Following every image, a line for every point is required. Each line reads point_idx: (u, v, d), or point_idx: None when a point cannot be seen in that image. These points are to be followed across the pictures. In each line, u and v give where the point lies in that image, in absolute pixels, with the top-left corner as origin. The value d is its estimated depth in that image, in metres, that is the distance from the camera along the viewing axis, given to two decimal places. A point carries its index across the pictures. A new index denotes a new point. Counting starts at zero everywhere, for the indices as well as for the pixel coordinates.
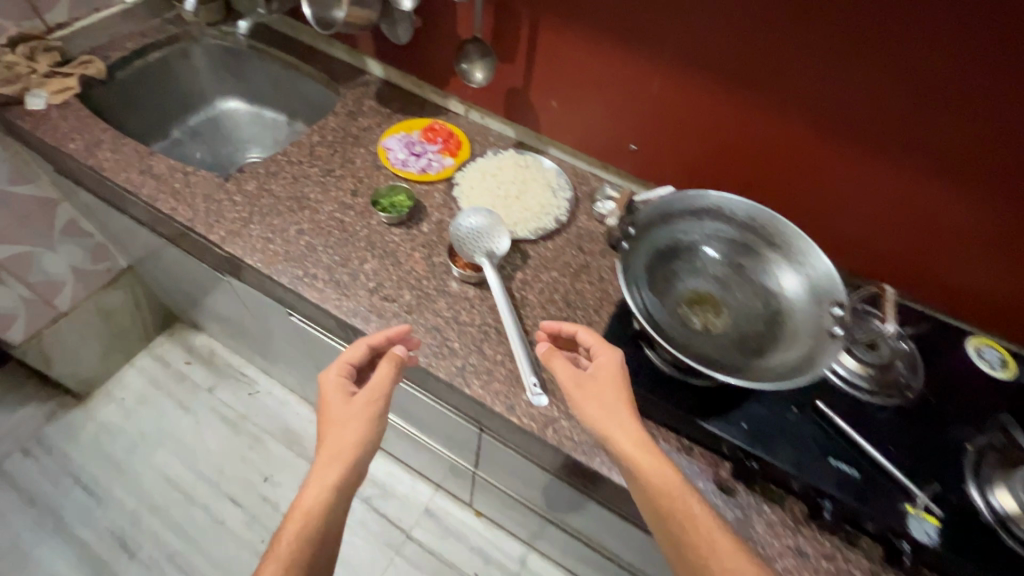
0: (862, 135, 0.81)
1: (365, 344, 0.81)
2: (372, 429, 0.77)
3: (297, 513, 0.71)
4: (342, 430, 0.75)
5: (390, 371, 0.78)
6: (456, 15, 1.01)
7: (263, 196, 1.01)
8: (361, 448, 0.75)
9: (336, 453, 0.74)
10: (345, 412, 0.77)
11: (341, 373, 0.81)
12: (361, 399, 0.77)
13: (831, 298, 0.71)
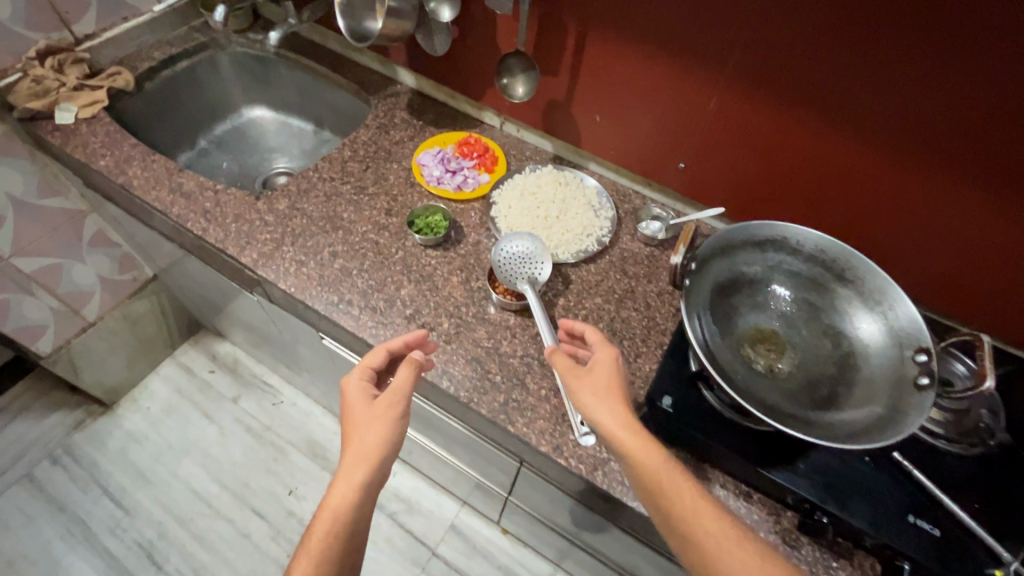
0: (944, 163, 0.74)
1: (385, 348, 0.78)
2: (394, 431, 0.72)
3: (319, 520, 0.66)
4: (363, 431, 0.71)
5: (410, 371, 0.75)
6: (496, 26, 0.96)
7: (295, 215, 0.98)
8: (384, 451, 0.70)
9: (357, 456, 0.69)
10: (364, 414, 0.72)
11: (361, 375, 0.77)
12: (383, 401, 0.73)
13: (914, 343, 0.65)
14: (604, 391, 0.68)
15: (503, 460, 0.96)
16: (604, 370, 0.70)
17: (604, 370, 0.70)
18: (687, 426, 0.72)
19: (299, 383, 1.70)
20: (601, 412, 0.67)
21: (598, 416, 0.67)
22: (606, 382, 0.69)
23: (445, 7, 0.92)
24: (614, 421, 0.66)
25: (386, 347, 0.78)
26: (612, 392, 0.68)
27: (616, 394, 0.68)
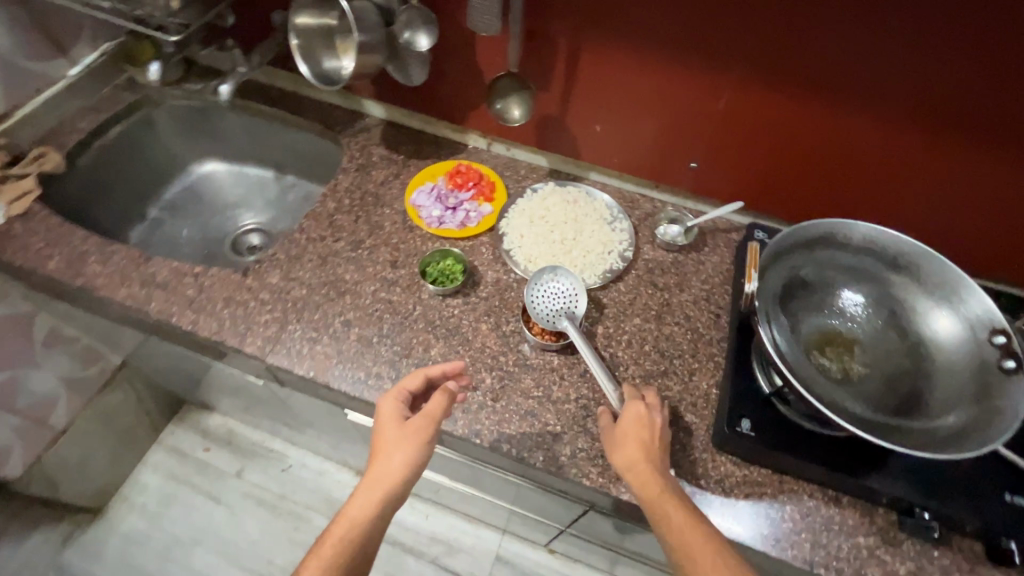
0: (973, 134, 0.73)
1: (423, 373, 0.72)
2: (419, 459, 0.67)
3: (332, 534, 0.64)
4: (386, 455, 0.66)
5: (444, 402, 0.69)
6: (476, 45, 0.89)
7: (293, 286, 0.89)
8: (407, 477, 0.66)
9: (377, 478, 0.65)
10: (390, 437, 0.67)
11: (395, 398, 0.71)
12: (412, 425, 0.68)
13: (988, 326, 0.64)
14: (627, 443, 0.69)
15: (566, 503, 0.91)
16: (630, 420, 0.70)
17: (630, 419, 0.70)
18: (773, 447, 0.69)
19: (305, 443, 1.58)
20: (623, 460, 0.68)
21: (621, 465, 0.68)
22: (630, 434, 0.69)
23: (423, 34, 0.85)
24: (635, 469, 0.66)
25: (424, 372, 0.73)
26: (637, 442, 0.68)
27: (639, 445, 0.68)
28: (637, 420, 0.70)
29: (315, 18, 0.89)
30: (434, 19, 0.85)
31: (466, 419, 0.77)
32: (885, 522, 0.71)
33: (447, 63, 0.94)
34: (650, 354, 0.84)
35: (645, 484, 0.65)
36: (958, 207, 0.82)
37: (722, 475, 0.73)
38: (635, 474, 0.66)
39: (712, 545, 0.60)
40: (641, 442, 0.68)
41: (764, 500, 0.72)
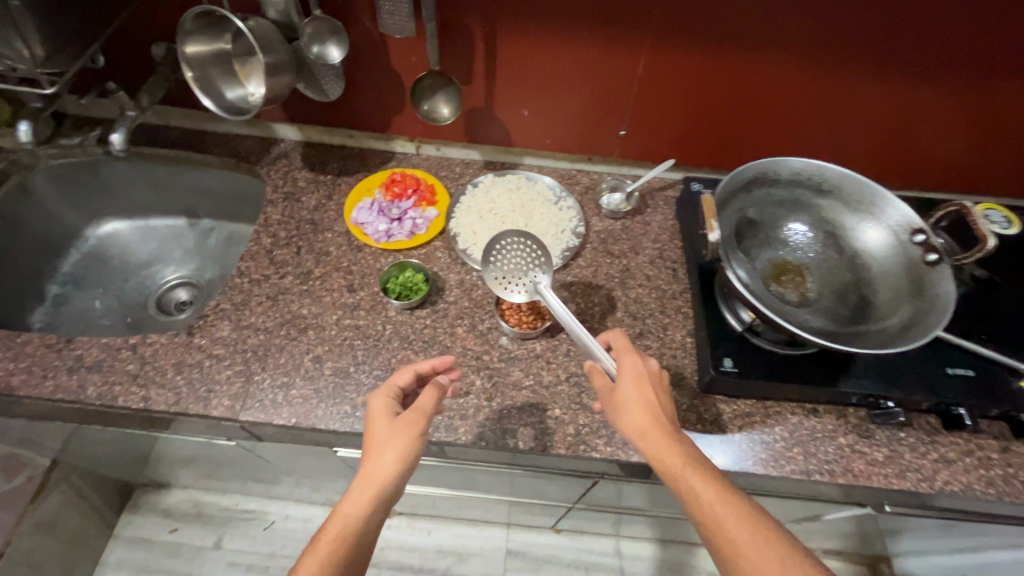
0: (859, 63, 0.81)
1: (413, 368, 0.71)
2: (413, 454, 0.63)
3: (321, 541, 0.58)
4: (376, 454, 0.62)
5: (435, 394, 0.67)
6: (388, 49, 0.86)
7: (248, 334, 0.83)
8: (400, 476, 0.62)
9: (366, 478, 0.61)
10: (378, 436, 0.64)
11: (385, 394, 0.69)
12: (401, 420, 0.65)
13: (909, 228, 0.72)
14: (630, 406, 0.65)
15: (574, 481, 0.93)
16: (629, 382, 0.66)
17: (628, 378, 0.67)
18: (756, 378, 0.74)
19: (284, 493, 1.50)
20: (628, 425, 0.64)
21: (630, 429, 0.64)
22: (631, 397, 0.65)
23: (332, 46, 0.81)
24: (641, 431, 0.63)
25: (414, 367, 0.72)
26: (639, 402, 0.65)
27: (647, 408, 0.64)
28: (638, 377, 0.67)
29: (204, 44, 0.81)
30: (342, 27, 0.80)
31: (467, 425, 0.76)
32: (858, 419, 0.79)
33: (360, 72, 0.91)
34: (623, 319, 0.87)
35: (655, 445, 0.62)
36: (854, 127, 0.92)
37: (714, 414, 0.78)
38: (642, 436, 0.63)
39: (731, 499, 0.58)
40: (649, 404, 0.64)
41: (756, 428, 0.77)
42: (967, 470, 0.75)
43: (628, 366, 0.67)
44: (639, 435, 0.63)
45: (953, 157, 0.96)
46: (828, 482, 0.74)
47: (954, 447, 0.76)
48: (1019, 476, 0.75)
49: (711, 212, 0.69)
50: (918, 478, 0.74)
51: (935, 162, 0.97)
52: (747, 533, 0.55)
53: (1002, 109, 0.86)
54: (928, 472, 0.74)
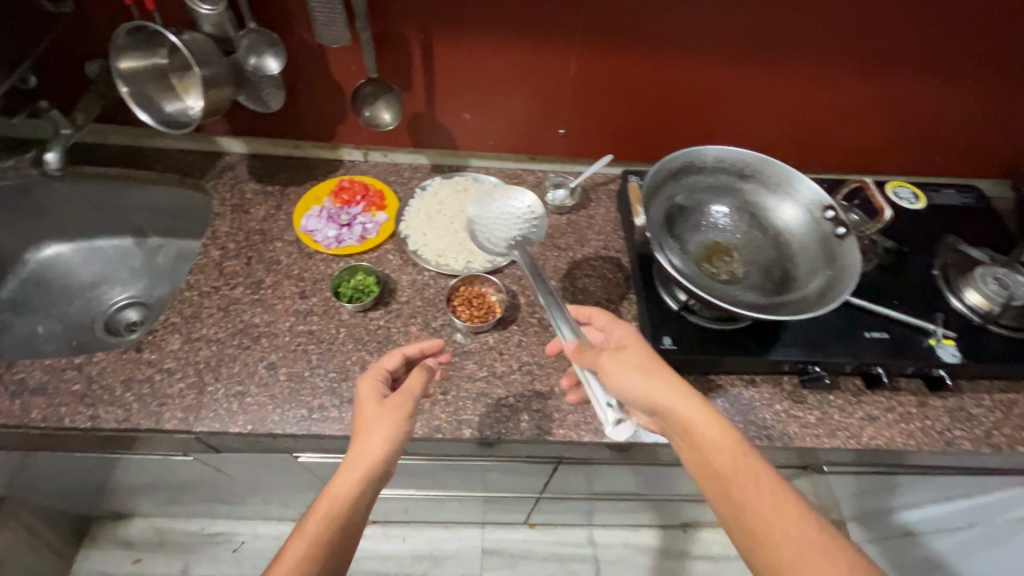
0: (767, 55, 0.89)
1: (400, 351, 0.74)
2: (401, 434, 0.65)
3: (312, 519, 0.60)
4: (366, 434, 0.64)
5: (423, 377, 0.70)
6: (327, 58, 0.88)
7: (199, 346, 0.83)
8: (388, 455, 0.64)
9: (355, 458, 0.62)
10: (368, 416, 0.66)
11: (373, 376, 0.71)
12: (390, 402, 0.67)
13: (820, 205, 0.79)
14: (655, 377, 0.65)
15: (536, 468, 0.96)
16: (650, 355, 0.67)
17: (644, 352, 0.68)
18: (694, 353, 0.79)
19: (252, 512, 1.47)
20: (652, 395, 0.63)
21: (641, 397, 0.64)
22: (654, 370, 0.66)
23: (270, 57, 0.82)
24: (667, 401, 0.63)
25: (402, 351, 0.74)
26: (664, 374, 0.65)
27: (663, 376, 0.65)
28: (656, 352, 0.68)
29: (140, 61, 0.82)
30: (278, 39, 0.81)
31: (423, 419, 0.78)
32: (792, 386, 0.84)
33: (301, 82, 0.92)
34: (572, 308, 0.91)
35: (685, 415, 0.63)
36: (772, 116, 0.99)
37: None
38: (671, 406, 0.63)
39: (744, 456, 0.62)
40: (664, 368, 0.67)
41: None
42: (890, 425, 0.81)
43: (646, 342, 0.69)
44: (665, 406, 0.63)
45: (862, 140, 1.04)
46: (767, 446, 0.79)
47: (877, 405, 0.83)
48: (935, 426, 0.81)
49: (637, 199, 0.74)
50: (847, 435, 0.80)
51: (847, 146, 1.05)
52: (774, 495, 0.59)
53: (896, 92, 0.95)
54: (855, 429, 0.80)
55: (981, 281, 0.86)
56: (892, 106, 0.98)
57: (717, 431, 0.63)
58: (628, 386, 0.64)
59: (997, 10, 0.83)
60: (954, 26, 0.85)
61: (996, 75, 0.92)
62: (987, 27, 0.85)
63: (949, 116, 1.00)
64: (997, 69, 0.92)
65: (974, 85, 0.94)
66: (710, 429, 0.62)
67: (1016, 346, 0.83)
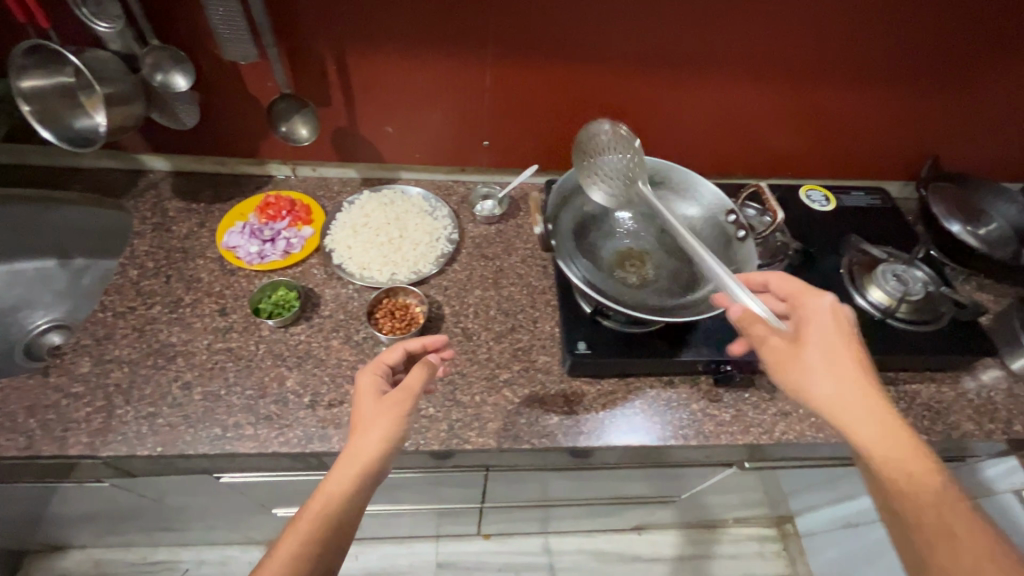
0: (672, 66, 0.93)
1: (402, 346, 0.72)
2: (400, 431, 0.63)
3: (303, 520, 0.56)
4: (363, 430, 0.62)
5: (423, 373, 0.68)
6: (242, 75, 0.88)
7: (110, 368, 0.81)
8: (386, 453, 0.61)
9: (352, 454, 0.60)
10: (366, 411, 0.64)
11: (373, 371, 0.70)
12: (390, 396, 0.65)
13: (723, 209, 0.82)
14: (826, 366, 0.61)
15: (469, 478, 0.96)
16: (828, 340, 0.63)
17: (821, 334, 0.63)
18: (608, 356, 0.80)
19: (197, 538, 1.42)
20: (822, 385, 0.60)
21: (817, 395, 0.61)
22: (828, 357, 0.62)
23: (177, 74, 0.83)
24: (841, 391, 0.60)
25: (403, 345, 0.73)
26: (843, 361, 0.62)
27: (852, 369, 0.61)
28: (841, 335, 0.63)
29: (44, 78, 0.80)
30: (186, 57, 0.82)
31: (341, 433, 0.77)
32: (708, 386, 0.87)
33: (219, 99, 0.92)
34: (496, 316, 0.92)
35: (860, 414, 0.59)
36: (686, 124, 1.03)
37: (580, 395, 0.84)
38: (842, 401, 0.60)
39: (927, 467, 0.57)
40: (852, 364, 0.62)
41: (618, 404, 0.84)
42: (800, 419, 0.84)
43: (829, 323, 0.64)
44: (839, 399, 0.60)
45: (775, 146, 1.09)
46: (682, 445, 0.81)
47: (789, 400, 0.86)
48: None
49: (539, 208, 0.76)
50: (760, 432, 0.83)
51: (762, 151, 1.10)
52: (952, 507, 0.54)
53: (801, 99, 1.00)
54: (767, 425, 0.83)
55: (882, 278, 0.90)
56: (798, 112, 1.03)
57: (891, 435, 0.58)
58: (813, 379, 0.61)
59: (883, 21, 0.88)
60: (845, 36, 0.90)
61: (892, 82, 0.98)
62: (876, 37, 0.91)
63: (854, 121, 1.05)
64: (891, 76, 0.97)
65: (870, 93, 1.00)
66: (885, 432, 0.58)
67: (914, 338, 0.87)
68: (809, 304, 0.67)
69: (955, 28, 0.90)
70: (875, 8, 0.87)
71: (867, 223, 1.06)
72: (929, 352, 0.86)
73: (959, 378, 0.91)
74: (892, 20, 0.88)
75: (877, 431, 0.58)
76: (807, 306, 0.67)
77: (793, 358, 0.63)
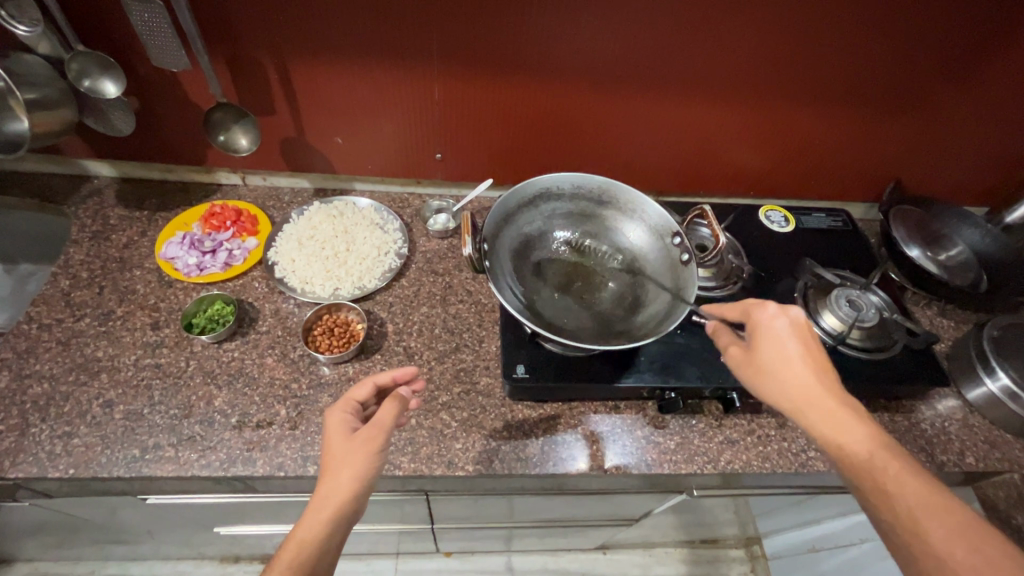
0: (625, 82, 0.91)
1: (371, 379, 0.68)
2: (371, 471, 0.59)
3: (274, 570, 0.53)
4: (335, 471, 0.58)
5: (396, 407, 0.63)
6: (181, 82, 0.86)
7: (30, 383, 0.77)
8: (361, 493, 0.58)
9: (322, 498, 0.56)
10: (337, 450, 0.60)
11: (342, 408, 0.65)
12: (361, 434, 0.60)
13: (670, 231, 0.81)
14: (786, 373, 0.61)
15: (411, 501, 0.93)
16: (777, 347, 0.62)
17: (773, 341, 0.63)
18: (547, 380, 0.78)
19: (148, 554, 1.37)
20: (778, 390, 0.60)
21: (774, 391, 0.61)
22: (783, 361, 0.61)
23: (106, 80, 0.80)
24: (794, 396, 0.59)
25: (373, 379, 0.68)
26: (795, 364, 0.61)
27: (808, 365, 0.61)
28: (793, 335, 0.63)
29: None
30: (115, 63, 0.79)
31: (266, 457, 0.74)
32: (653, 411, 0.84)
33: (158, 105, 0.90)
34: (441, 335, 0.89)
35: (818, 415, 0.58)
36: (643, 141, 1.02)
37: (520, 420, 0.81)
38: (800, 406, 0.59)
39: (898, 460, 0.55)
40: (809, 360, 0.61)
41: (559, 429, 0.81)
42: (747, 448, 0.81)
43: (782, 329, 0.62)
44: (796, 403, 0.59)
45: (735, 163, 1.08)
46: (623, 473, 0.78)
47: (736, 428, 0.83)
48: (791, 448, 0.82)
49: (470, 229, 0.73)
50: (704, 461, 0.80)
51: (722, 169, 1.09)
52: (924, 494, 0.52)
53: (758, 119, 0.99)
54: (711, 453, 0.80)
55: (836, 304, 0.89)
56: (756, 131, 1.01)
57: (853, 428, 0.57)
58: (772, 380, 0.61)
59: (840, 43, 0.86)
60: (802, 57, 0.88)
61: (850, 104, 0.96)
62: (833, 59, 0.88)
63: (814, 142, 1.04)
64: (849, 99, 0.95)
65: (829, 114, 0.98)
66: (843, 427, 0.57)
67: (864, 366, 0.85)
68: (762, 314, 0.65)
69: (915, 53, 0.88)
70: (832, 31, 0.84)
71: (825, 244, 1.04)
72: (879, 380, 0.84)
73: (913, 407, 0.89)
74: (849, 43, 0.86)
75: (838, 430, 0.57)
76: (760, 316, 0.66)
77: (751, 366, 0.63)
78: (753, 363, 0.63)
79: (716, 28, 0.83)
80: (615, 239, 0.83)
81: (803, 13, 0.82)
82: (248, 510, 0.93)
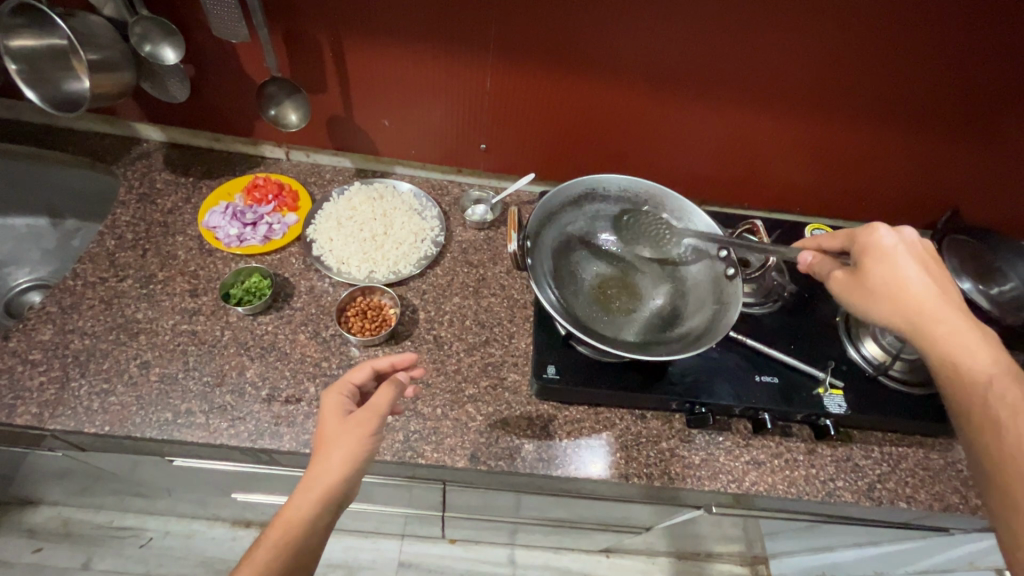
0: (681, 85, 0.89)
1: (369, 364, 0.67)
2: (365, 455, 0.59)
3: (258, 550, 0.52)
4: (327, 451, 0.58)
5: (390, 392, 0.63)
6: (238, 54, 0.87)
7: (72, 338, 0.80)
8: (350, 476, 0.57)
9: (313, 478, 0.56)
10: (330, 431, 0.60)
11: (338, 391, 0.65)
12: (353, 416, 0.60)
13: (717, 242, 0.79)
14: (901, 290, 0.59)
15: (427, 489, 0.93)
16: (899, 268, 0.59)
17: (891, 260, 0.60)
18: (577, 382, 0.78)
19: (166, 509, 1.39)
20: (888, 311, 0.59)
21: (882, 309, 0.59)
22: (906, 282, 0.59)
23: (167, 47, 0.81)
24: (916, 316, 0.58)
25: (370, 363, 0.67)
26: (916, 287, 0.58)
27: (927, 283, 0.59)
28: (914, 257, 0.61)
29: (33, 40, 0.78)
30: (175, 30, 0.80)
31: (293, 432, 0.74)
32: (680, 424, 0.82)
33: (214, 75, 0.91)
34: (471, 327, 0.89)
35: (935, 330, 0.57)
36: (691, 147, 1.00)
37: (545, 419, 0.80)
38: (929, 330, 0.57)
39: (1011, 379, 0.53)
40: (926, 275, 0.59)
41: (584, 433, 0.80)
42: (774, 471, 0.79)
43: (897, 250, 0.60)
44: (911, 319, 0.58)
45: (785, 176, 1.05)
46: (645, 485, 0.76)
47: (765, 449, 0.81)
48: (819, 475, 0.80)
49: (515, 224, 0.75)
50: (728, 480, 0.78)
51: (769, 182, 1.07)
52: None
53: (814, 133, 0.95)
54: (737, 473, 0.78)
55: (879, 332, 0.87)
56: (811, 145, 0.98)
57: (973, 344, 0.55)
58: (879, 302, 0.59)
59: (909, 63, 0.82)
60: (868, 73, 0.84)
61: (912, 127, 0.92)
62: (899, 77, 0.84)
63: (871, 161, 1.00)
64: (913, 120, 0.91)
65: (890, 135, 0.94)
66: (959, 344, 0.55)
67: (898, 398, 0.83)
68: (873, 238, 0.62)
69: (989, 78, 0.83)
70: (904, 47, 0.80)
71: None
72: (917, 415, 0.82)
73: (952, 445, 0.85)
74: (918, 63, 0.82)
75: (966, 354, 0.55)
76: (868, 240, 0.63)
77: (858, 287, 0.61)
78: (864, 284, 0.61)
79: (782, 35, 0.80)
80: (658, 246, 0.83)
81: (877, 28, 0.78)
82: (269, 480, 0.94)
